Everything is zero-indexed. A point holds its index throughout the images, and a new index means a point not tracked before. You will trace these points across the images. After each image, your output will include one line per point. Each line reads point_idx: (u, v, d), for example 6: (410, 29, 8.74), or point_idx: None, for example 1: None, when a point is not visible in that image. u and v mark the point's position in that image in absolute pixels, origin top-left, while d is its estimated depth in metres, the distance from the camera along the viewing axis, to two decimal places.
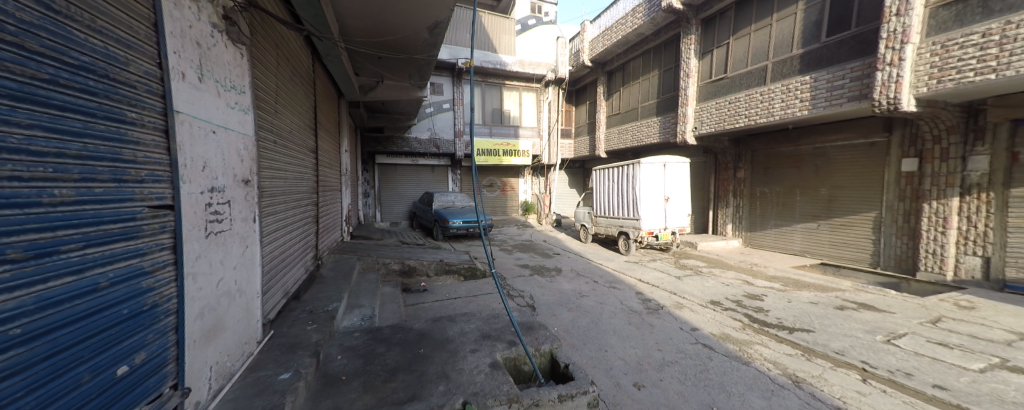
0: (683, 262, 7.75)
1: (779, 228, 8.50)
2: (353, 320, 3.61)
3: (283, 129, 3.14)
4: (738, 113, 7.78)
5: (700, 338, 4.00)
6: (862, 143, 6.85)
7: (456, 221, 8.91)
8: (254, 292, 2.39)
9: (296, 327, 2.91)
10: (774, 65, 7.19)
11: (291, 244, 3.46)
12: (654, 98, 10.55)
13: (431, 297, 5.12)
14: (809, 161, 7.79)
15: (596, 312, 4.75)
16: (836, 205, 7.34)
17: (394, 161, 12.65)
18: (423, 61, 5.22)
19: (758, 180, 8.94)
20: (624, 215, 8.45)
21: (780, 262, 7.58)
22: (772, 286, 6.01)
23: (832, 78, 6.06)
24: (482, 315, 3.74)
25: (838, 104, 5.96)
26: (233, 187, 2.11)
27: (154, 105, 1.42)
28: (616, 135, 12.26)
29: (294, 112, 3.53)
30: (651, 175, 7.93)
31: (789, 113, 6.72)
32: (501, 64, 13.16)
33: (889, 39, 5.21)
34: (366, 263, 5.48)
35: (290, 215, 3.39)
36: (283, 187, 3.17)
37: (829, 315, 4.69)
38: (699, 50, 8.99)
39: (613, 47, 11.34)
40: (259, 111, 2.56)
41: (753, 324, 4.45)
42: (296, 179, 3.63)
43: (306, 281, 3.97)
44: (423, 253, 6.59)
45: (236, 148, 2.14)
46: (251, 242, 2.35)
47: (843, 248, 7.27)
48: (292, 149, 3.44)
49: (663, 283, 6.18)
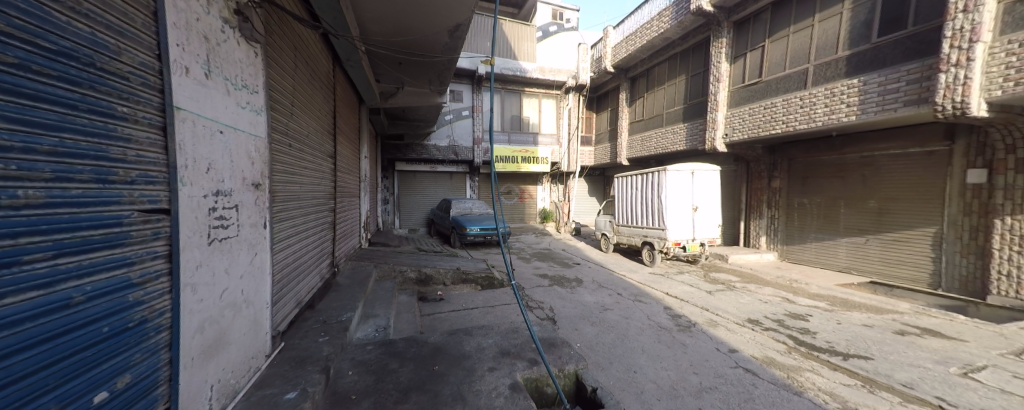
0: (713, 275, 7.27)
1: (821, 242, 7.86)
2: (367, 331, 3.46)
3: (299, 132, 3.08)
4: (775, 119, 7.30)
5: (741, 361, 3.60)
6: (919, 152, 6.26)
7: (473, 228, 8.74)
8: (263, 302, 2.28)
9: (307, 339, 2.76)
10: (815, 69, 6.74)
11: (305, 251, 3.36)
12: (680, 103, 10.17)
13: (447, 307, 4.95)
14: (855, 170, 7.20)
15: (621, 328, 4.43)
16: (888, 219, 6.72)
17: (413, 168, 12.72)
18: (444, 64, 5.16)
19: (797, 191, 8.36)
20: (648, 224, 8.06)
21: (823, 279, 6.97)
22: (817, 305, 5.49)
23: (885, 81, 5.57)
24: (501, 329, 3.51)
25: (891, 109, 5.46)
26: (242, 192, 2.01)
27: (150, 100, 1.35)
28: (638, 141, 11.88)
29: (312, 115, 3.48)
30: (678, 183, 7.54)
31: (833, 119, 6.23)
32: (522, 71, 13.10)
33: (955, 38, 4.72)
34: (382, 271, 5.36)
35: (305, 220, 3.30)
36: (298, 192, 3.08)
37: (887, 340, 4.16)
38: (731, 54, 8.57)
39: (637, 52, 11.06)
40: (273, 112, 2.49)
41: (799, 348, 3.99)
42: (313, 184, 3.56)
43: (321, 290, 3.86)
44: (440, 261, 6.44)
45: (245, 150, 2.05)
46: (261, 248, 2.24)
47: (896, 266, 6.60)
48: (308, 154, 3.37)
49: (693, 298, 5.76)
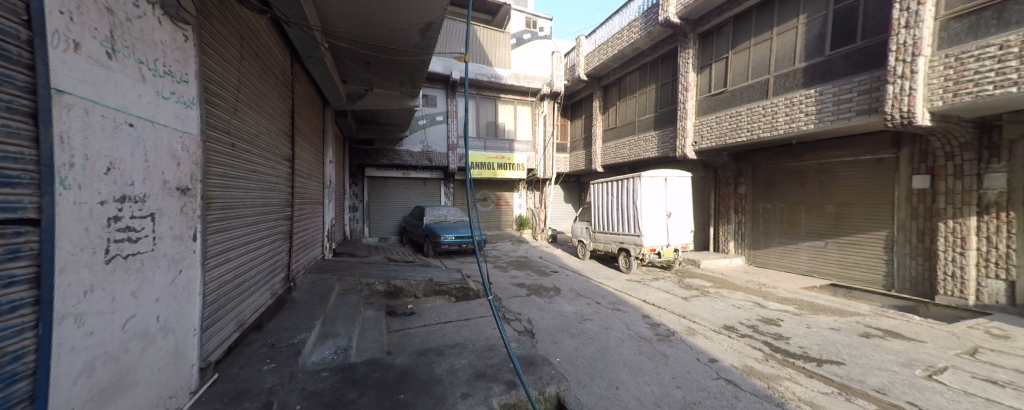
0: (687, 281, 7.35)
1: (784, 246, 8.19)
2: (323, 354, 3.09)
3: (246, 130, 2.72)
4: (740, 127, 7.58)
5: (721, 371, 3.55)
6: (870, 160, 6.64)
7: (448, 236, 8.42)
8: (189, 328, 1.92)
9: (248, 368, 2.39)
10: (775, 79, 7.06)
11: (253, 265, 2.97)
12: (651, 112, 10.41)
13: (417, 322, 4.62)
14: (813, 177, 7.57)
15: (602, 339, 4.28)
16: (844, 223, 7.08)
17: (384, 174, 12.19)
18: (415, 65, 4.92)
19: (760, 197, 8.72)
20: (624, 230, 8.09)
21: (789, 283, 7.25)
22: (786, 309, 5.64)
23: (839, 92, 5.89)
24: (477, 346, 3.25)
25: (846, 118, 5.77)
26: (163, 198, 1.67)
27: (15, 78, 1.03)
28: (612, 149, 12.05)
29: (264, 114, 3.11)
30: (652, 189, 7.63)
31: (794, 127, 6.52)
32: (496, 77, 13.01)
33: (900, 51, 5.04)
34: (347, 285, 4.95)
35: (253, 230, 2.93)
36: (244, 199, 2.71)
37: (854, 343, 4.28)
38: (698, 65, 8.88)
39: (609, 61, 11.27)
40: (210, 107, 2.15)
41: (775, 354, 4.02)
42: (264, 189, 3.18)
43: (272, 308, 3.44)
44: (411, 271, 6.08)
45: (169, 148, 1.71)
46: (188, 264, 1.89)
47: (853, 269, 6.95)
48: (258, 156, 3.00)
49: (669, 305, 5.75)
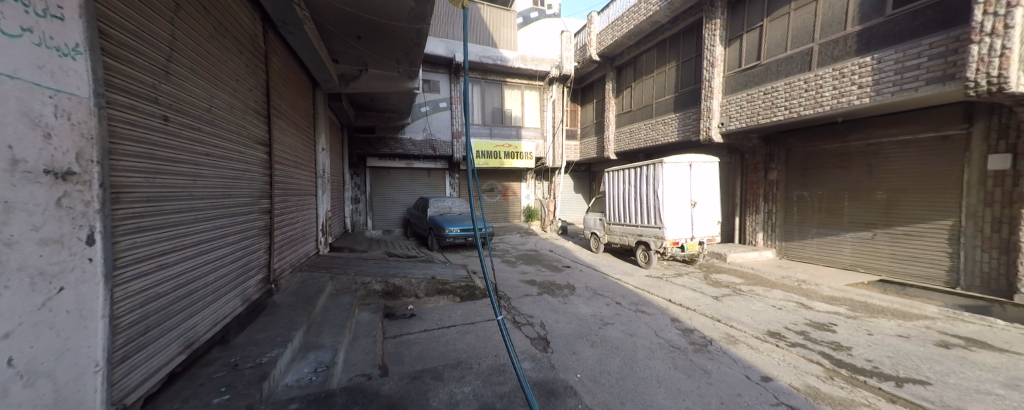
0: (714, 277, 6.68)
1: (823, 237, 7.42)
2: (300, 373, 2.52)
3: (190, 102, 2.16)
4: (776, 105, 6.75)
5: (781, 394, 2.92)
6: (933, 138, 5.80)
7: (453, 229, 7.87)
8: (85, 366, 1.33)
9: (192, 402, 1.79)
10: (820, 47, 6.18)
11: (213, 269, 2.44)
12: (671, 92, 9.58)
13: (417, 326, 4.11)
14: (860, 160, 6.75)
15: (627, 350, 3.67)
16: (898, 212, 6.26)
17: (387, 164, 11.66)
18: (411, 37, 4.36)
19: (795, 184, 7.91)
20: (642, 222, 7.40)
21: (831, 278, 6.53)
22: (837, 311, 4.97)
23: (903, 58, 5.03)
24: (482, 366, 2.69)
25: (912, 88, 4.92)
26: (13, 185, 1.06)
27: None
28: (626, 135, 11.26)
29: (221, 85, 2.55)
30: (675, 176, 6.89)
31: (844, 102, 5.67)
32: (502, 59, 12.24)
33: (989, 3, 4.18)
34: (340, 284, 4.45)
35: (210, 226, 2.39)
36: (187, 187, 2.13)
37: (935, 357, 3.61)
38: (726, 37, 8.00)
39: (623, 38, 10.40)
40: (116, 60, 1.56)
41: (839, 370, 3.39)
42: (226, 177, 2.63)
43: (245, 317, 2.91)
44: (412, 268, 5.54)
45: (28, 106, 1.12)
46: (77, 279, 1.29)
47: (908, 263, 6.17)
48: (214, 136, 2.45)
49: (699, 306, 5.11)
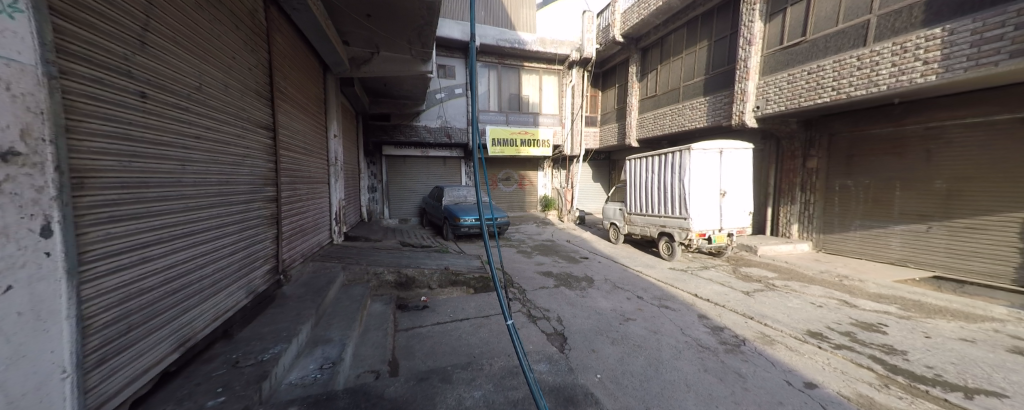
0: (744, 271, 6.27)
1: (867, 230, 6.83)
2: (305, 371, 2.40)
3: (175, 79, 2.03)
4: (822, 85, 6.14)
5: (828, 403, 2.61)
6: (1008, 120, 5.11)
7: (468, 218, 7.72)
8: (49, 372, 1.21)
9: (184, 405, 1.68)
10: (879, 19, 5.54)
11: (211, 260, 2.34)
12: (701, 74, 8.98)
13: (430, 319, 3.99)
14: (916, 146, 6.11)
15: (651, 349, 3.41)
16: (960, 203, 5.64)
17: (402, 153, 11.58)
18: (422, 14, 4.12)
19: (837, 172, 7.29)
20: (666, 212, 7.01)
21: (876, 274, 6.00)
22: (886, 310, 4.53)
23: (982, 28, 4.40)
24: (494, 368, 2.50)
25: (989, 63, 4.31)
26: None
27: None
28: (650, 120, 10.73)
29: (214, 62, 2.42)
30: (704, 164, 6.43)
31: (904, 80, 5.07)
32: (520, 42, 11.73)
33: None
34: (352, 274, 4.38)
35: (205, 215, 2.29)
36: (173, 172, 2.00)
37: (1008, 365, 3.18)
38: (766, 11, 7.34)
39: (650, 17, 9.78)
40: (75, 24, 1.40)
41: (894, 377, 3.02)
42: (223, 163, 2.52)
43: (251, 310, 2.83)
44: (426, 259, 5.41)
45: None
46: (30, 275, 1.15)
47: (968, 259, 5.57)
48: (207, 118, 2.32)
49: (729, 302, 4.76)
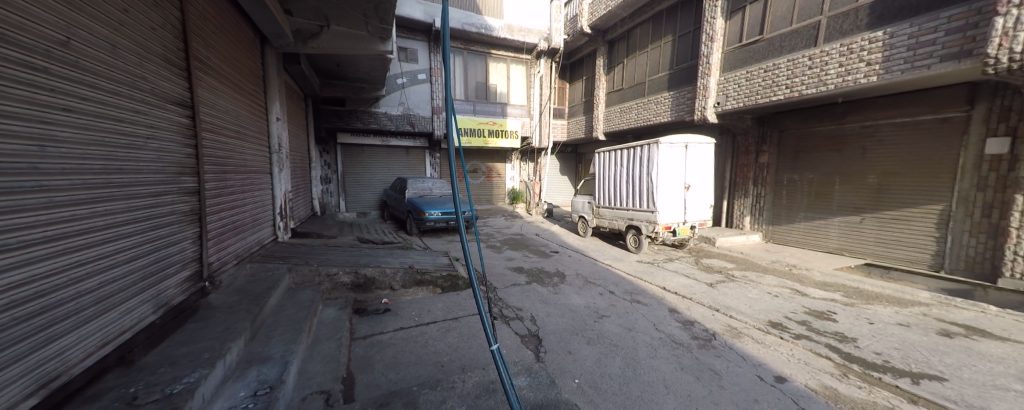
0: (705, 262, 6.50)
1: (810, 222, 7.36)
2: (233, 400, 1.95)
3: (26, 28, 1.48)
4: (777, 84, 6.42)
5: (799, 398, 2.63)
6: (932, 120, 5.65)
7: (433, 212, 7.31)
8: None
9: None
10: (830, 21, 5.84)
11: (94, 270, 1.81)
12: (666, 69, 9.14)
13: (392, 324, 3.60)
14: (854, 144, 6.61)
15: (627, 347, 3.32)
16: (888, 196, 6.19)
17: (360, 141, 10.71)
18: None
19: (786, 167, 7.77)
20: (634, 205, 7.07)
21: (819, 262, 6.49)
22: (833, 298, 4.85)
23: (918, 33, 4.75)
24: (467, 385, 2.23)
25: (923, 66, 4.67)
26: None
27: None
28: (616, 114, 10.82)
29: (94, 13, 1.85)
30: (670, 158, 6.52)
31: (849, 80, 5.40)
32: (487, 27, 11.27)
33: None
34: (300, 277, 3.84)
35: (84, 213, 1.76)
36: (25, 155, 1.47)
37: (940, 347, 3.47)
38: (727, 9, 7.56)
39: (618, 9, 9.76)
40: None
41: (850, 365, 3.16)
42: (114, 147, 1.97)
43: (163, 328, 2.29)
44: (387, 257, 4.96)
45: None
46: None
47: (893, 246, 6.17)
48: (84, 85, 1.77)
49: (695, 294, 4.85)
